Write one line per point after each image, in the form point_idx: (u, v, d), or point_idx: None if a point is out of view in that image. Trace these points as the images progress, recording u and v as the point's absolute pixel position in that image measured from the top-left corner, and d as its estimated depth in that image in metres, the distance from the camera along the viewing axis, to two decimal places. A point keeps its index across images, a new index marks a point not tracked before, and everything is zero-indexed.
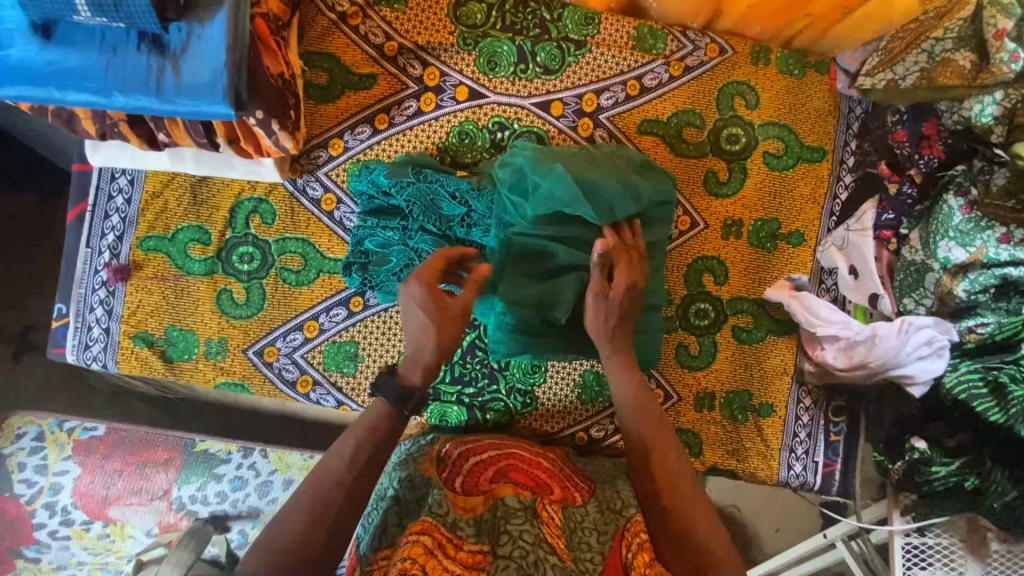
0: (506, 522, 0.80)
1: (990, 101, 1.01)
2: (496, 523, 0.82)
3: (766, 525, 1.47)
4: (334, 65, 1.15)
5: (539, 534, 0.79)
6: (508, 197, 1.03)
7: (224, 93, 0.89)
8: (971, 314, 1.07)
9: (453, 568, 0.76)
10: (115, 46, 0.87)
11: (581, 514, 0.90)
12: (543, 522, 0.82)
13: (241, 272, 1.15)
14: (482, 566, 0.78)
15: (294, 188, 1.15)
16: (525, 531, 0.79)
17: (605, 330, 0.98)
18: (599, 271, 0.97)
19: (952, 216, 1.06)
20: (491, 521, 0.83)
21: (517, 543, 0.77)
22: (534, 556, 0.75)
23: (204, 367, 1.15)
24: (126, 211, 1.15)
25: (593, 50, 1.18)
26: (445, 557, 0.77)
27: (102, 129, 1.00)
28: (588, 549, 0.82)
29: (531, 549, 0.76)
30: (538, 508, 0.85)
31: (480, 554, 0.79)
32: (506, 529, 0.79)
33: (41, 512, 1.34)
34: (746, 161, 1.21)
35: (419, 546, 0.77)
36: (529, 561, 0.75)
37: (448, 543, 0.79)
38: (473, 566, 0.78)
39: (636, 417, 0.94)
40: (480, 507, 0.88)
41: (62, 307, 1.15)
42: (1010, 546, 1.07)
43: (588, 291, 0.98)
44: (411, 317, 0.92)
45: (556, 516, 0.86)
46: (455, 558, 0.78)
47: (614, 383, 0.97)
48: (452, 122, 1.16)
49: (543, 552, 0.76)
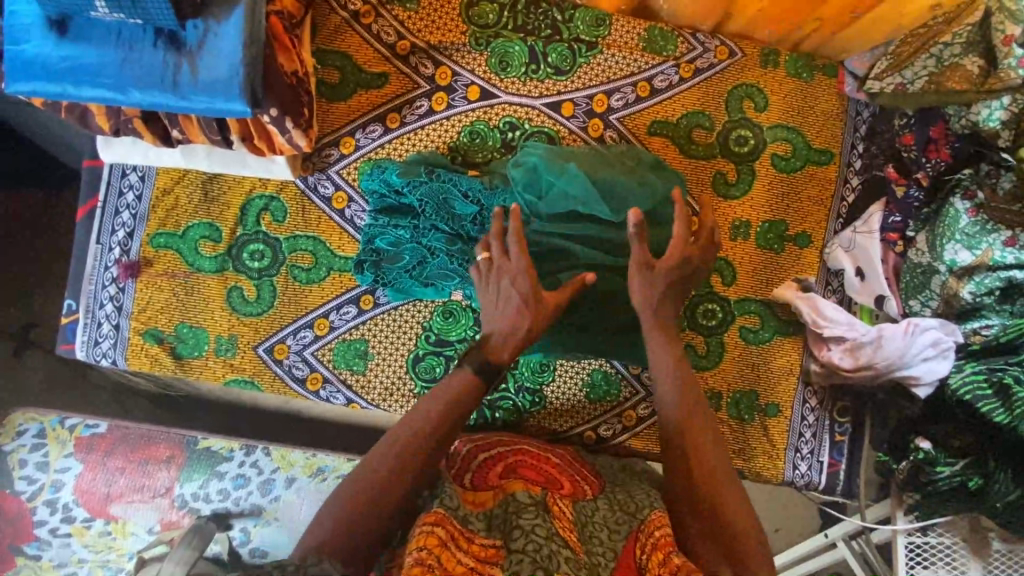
0: (518, 517, 0.78)
1: (997, 105, 1.04)
2: (508, 518, 0.80)
3: (767, 523, 1.48)
4: (346, 63, 1.15)
5: (551, 527, 0.77)
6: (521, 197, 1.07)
7: (240, 91, 0.89)
8: (977, 316, 1.10)
9: (466, 561, 0.73)
10: (131, 42, 0.87)
11: (591, 508, 0.88)
12: (555, 517, 0.80)
13: (251, 269, 1.15)
14: (495, 560, 0.75)
15: (306, 186, 1.15)
16: (537, 526, 0.77)
17: (652, 306, 1.00)
18: (638, 242, 0.96)
19: (959, 219, 1.09)
20: (503, 516, 0.81)
21: (530, 538, 0.75)
22: (548, 549, 0.74)
23: (213, 364, 1.15)
24: (135, 208, 1.14)
25: (603, 51, 1.19)
26: (459, 550, 0.74)
27: (116, 126, 1.00)
28: (600, 544, 0.81)
29: (544, 543, 0.74)
30: (549, 503, 0.83)
31: (494, 549, 0.76)
32: (518, 524, 0.77)
33: (43, 509, 1.34)
34: (754, 163, 1.22)
35: (434, 536, 0.74)
36: (544, 555, 0.73)
37: (462, 537, 0.76)
38: (487, 560, 0.75)
39: (676, 407, 0.95)
40: (491, 502, 0.85)
41: (70, 304, 1.15)
42: (1010, 545, 1.09)
43: (635, 269, 0.99)
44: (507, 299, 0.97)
45: (567, 510, 0.84)
46: (469, 551, 0.75)
47: (659, 361, 0.99)
48: (464, 121, 1.16)
49: (557, 545, 0.74)
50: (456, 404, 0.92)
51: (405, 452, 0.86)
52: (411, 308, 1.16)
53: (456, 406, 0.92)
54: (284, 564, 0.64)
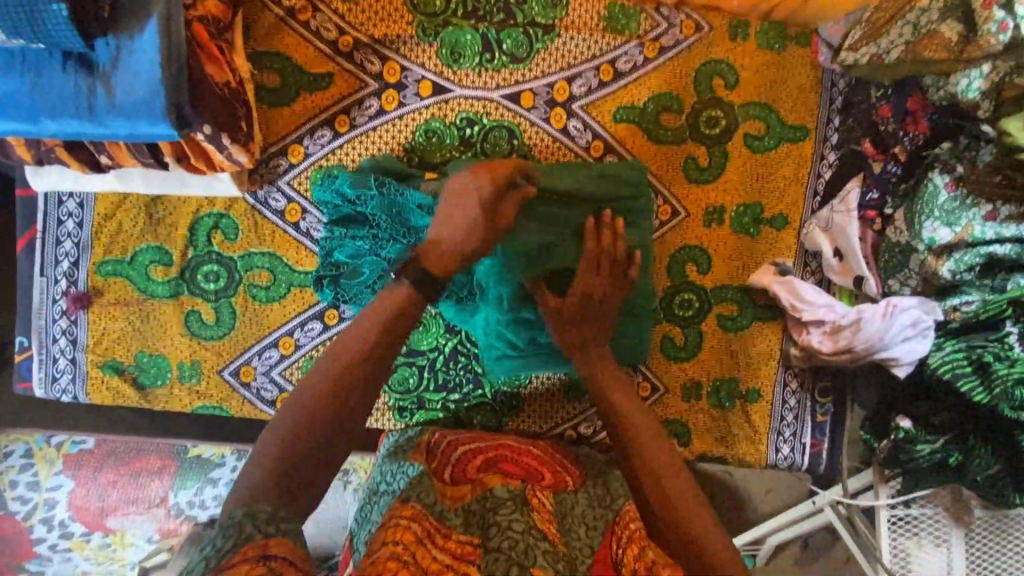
0: (495, 513, 0.76)
1: (977, 74, 0.97)
2: (485, 516, 0.77)
3: (757, 487, 1.29)
4: (286, 65, 1.07)
5: (529, 521, 0.74)
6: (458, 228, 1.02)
7: (162, 112, 0.83)
8: (956, 293, 1.08)
9: (442, 559, 0.70)
10: (37, 67, 0.81)
11: (571, 501, 0.87)
12: (533, 510, 0.78)
13: (207, 292, 1.10)
14: (471, 558, 0.71)
15: (256, 201, 1.09)
16: (514, 521, 0.74)
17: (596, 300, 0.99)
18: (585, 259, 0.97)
19: (937, 194, 1.04)
20: (480, 513, 0.78)
21: (506, 534, 0.72)
22: (523, 544, 0.70)
23: (179, 392, 1.12)
24: (78, 236, 1.09)
25: (562, 34, 1.11)
26: (433, 547, 0.72)
27: (39, 156, 0.94)
28: (578, 539, 0.78)
29: (520, 538, 0.71)
30: (528, 496, 0.81)
31: (470, 546, 0.73)
32: (495, 521, 0.74)
33: (39, 527, 1.30)
34: (726, 145, 1.16)
35: (410, 533, 0.72)
36: (519, 551, 0.69)
37: (437, 533, 0.74)
38: (464, 557, 0.71)
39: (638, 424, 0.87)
40: (469, 497, 0.83)
41: (23, 341, 1.11)
42: (993, 513, 1.08)
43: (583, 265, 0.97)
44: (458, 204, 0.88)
45: (547, 501, 0.83)
46: (443, 548, 0.72)
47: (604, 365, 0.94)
48: (417, 119, 1.10)
49: (534, 538, 0.72)
50: (373, 344, 0.78)
51: (318, 417, 0.72)
52: None
53: (377, 352, 0.78)
54: (255, 512, 0.61)
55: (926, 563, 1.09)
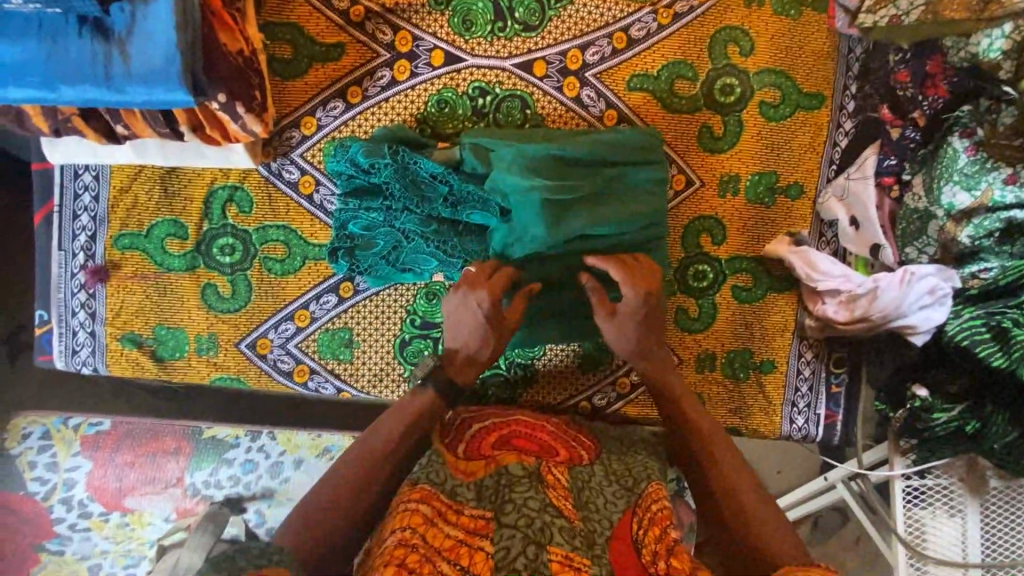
0: (511, 490, 0.77)
1: (999, 34, 0.99)
2: (500, 491, 0.77)
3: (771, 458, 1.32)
4: (298, 36, 1.07)
5: (544, 499, 0.76)
6: (439, 208, 1.02)
7: (179, 78, 0.82)
8: (976, 260, 1.07)
9: (454, 534, 0.73)
10: (55, 33, 0.81)
11: (587, 473, 0.88)
12: (549, 487, 0.79)
13: (223, 265, 1.11)
14: (485, 532, 0.73)
15: (269, 172, 1.09)
16: (530, 499, 0.75)
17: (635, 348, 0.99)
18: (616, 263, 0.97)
19: (956, 159, 1.04)
20: (493, 487, 0.80)
21: (521, 511, 0.73)
22: (540, 521, 0.72)
23: (196, 364, 1.13)
24: (94, 209, 1.10)
25: (575, 2, 1.10)
26: (445, 525, 0.74)
27: (56, 126, 0.94)
28: (596, 511, 0.80)
29: (537, 515, 0.72)
30: (543, 472, 0.82)
31: (483, 520, 0.75)
32: (511, 498, 0.75)
33: (59, 507, 1.28)
34: (740, 113, 1.15)
35: (419, 515, 0.74)
36: (536, 528, 0.71)
37: (449, 511, 0.76)
38: (475, 531, 0.73)
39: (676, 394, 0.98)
40: (481, 472, 0.84)
41: (42, 315, 1.12)
42: (1007, 482, 1.07)
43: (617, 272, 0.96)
44: (463, 319, 0.93)
45: (562, 478, 0.83)
46: (457, 524, 0.74)
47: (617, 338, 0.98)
48: (430, 90, 1.09)
49: (550, 515, 0.73)
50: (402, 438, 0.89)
51: (343, 492, 0.82)
52: (393, 293, 1.12)
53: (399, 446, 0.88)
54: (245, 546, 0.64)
55: (938, 533, 1.08)
